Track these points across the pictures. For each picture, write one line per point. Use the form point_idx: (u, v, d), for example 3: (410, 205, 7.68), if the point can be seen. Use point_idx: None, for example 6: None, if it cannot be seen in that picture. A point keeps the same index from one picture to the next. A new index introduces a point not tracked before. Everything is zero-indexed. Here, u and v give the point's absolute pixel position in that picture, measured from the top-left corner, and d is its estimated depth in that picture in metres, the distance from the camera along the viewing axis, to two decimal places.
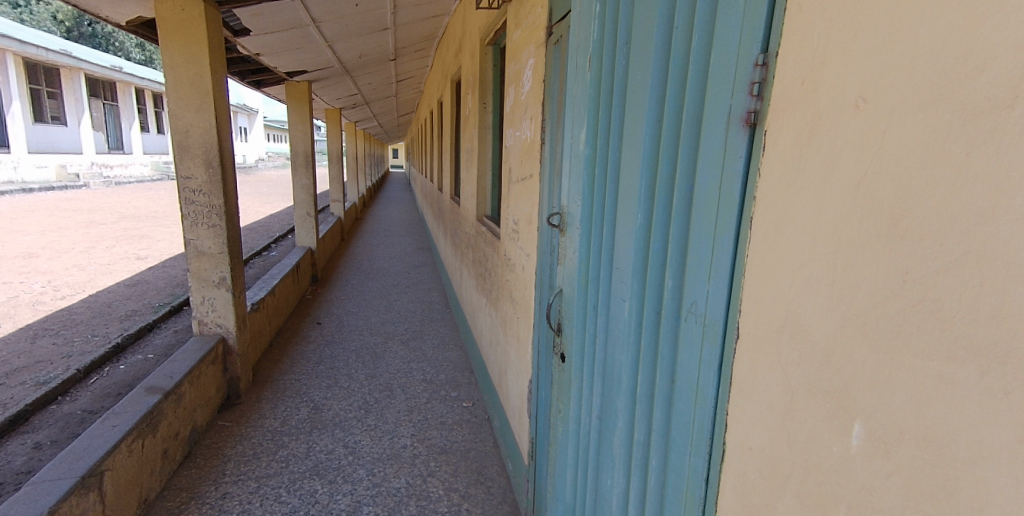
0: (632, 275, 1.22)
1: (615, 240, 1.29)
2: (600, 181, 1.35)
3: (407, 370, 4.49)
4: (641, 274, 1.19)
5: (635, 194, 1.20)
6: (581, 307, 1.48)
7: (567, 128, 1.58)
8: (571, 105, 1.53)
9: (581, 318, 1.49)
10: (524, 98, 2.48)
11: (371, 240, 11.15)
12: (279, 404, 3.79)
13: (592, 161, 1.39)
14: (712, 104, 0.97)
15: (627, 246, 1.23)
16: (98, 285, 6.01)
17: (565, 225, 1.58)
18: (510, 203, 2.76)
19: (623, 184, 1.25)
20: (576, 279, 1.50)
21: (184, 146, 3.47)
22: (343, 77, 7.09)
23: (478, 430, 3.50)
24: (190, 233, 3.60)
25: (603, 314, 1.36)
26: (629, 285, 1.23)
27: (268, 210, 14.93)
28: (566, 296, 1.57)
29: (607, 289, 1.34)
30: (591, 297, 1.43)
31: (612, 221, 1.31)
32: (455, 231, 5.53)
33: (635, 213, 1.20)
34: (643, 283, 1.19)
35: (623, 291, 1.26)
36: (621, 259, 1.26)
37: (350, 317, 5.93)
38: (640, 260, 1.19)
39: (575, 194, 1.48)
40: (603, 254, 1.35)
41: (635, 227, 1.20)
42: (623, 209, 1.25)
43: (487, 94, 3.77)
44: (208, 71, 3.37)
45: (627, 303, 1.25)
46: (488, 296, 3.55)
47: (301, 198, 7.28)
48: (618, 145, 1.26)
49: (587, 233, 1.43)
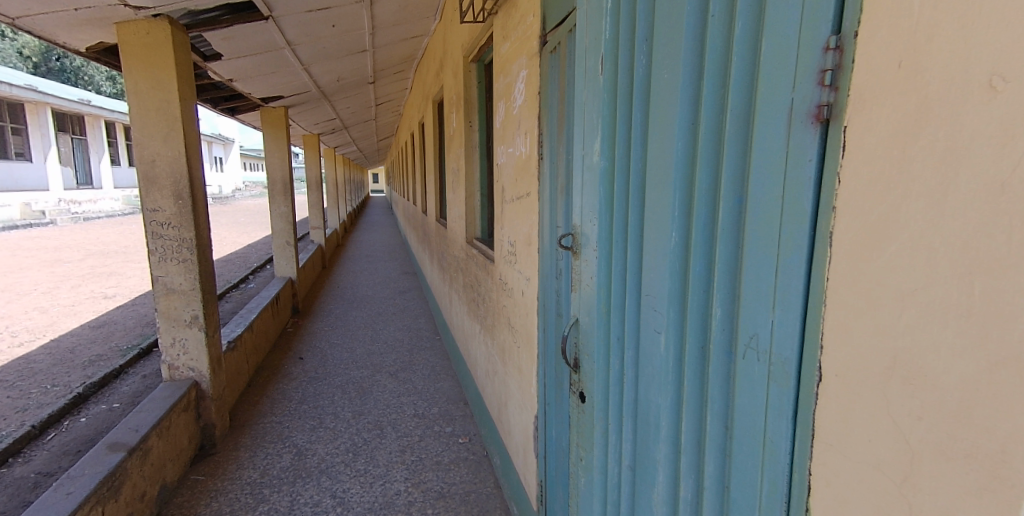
0: (668, 303, 1.05)
1: (643, 262, 1.13)
2: (622, 196, 1.19)
3: (396, 405, 4.22)
4: (680, 302, 1.03)
5: (667, 209, 1.04)
6: (601, 339, 1.30)
7: (576, 142, 1.42)
8: (579, 116, 1.38)
9: (601, 353, 1.31)
10: (515, 112, 2.35)
11: (353, 267, 10.86)
12: (259, 452, 3.49)
13: (608, 175, 1.23)
14: (766, 103, 0.82)
15: (660, 270, 1.07)
16: (61, 328, 5.64)
17: (578, 248, 1.41)
18: (505, 224, 2.60)
19: (650, 200, 1.09)
20: (593, 309, 1.32)
21: (150, 177, 3.23)
22: (321, 102, 6.93)
23: (477, 469, 3.26)
24: (158, 270, 3.34)
25: (631, 348, 1.19)
26: (664, 315, 1.06)
27: (246, 240, 14.55)
28: (583, 328, 1.39)
29: (636, 320, 1.17)
30: (614, 329, 1.25)
31: (638, 243, 1.15)
32: (442, 256, 5.35)
33: (668, 232, 1.04)
34: (683, 313, 1.02)
35: (657, 323, 1.09)
36: (652, 286, 1.10)
37: (334, 350, 5.65)
38: (678, 287, 1.03)
39: (590, 212, 1.32)
40: (629, 279, 1.19)
41: (669, 249, 1.04)
42: (653, 228, 1.09)
43: (472, 113, 3.64)
44: (177, 96, 3.17)
45: (662, 336, 1.07)
46: (482, 324, 3.36)
47: (279, 227, 7.01)
48: (643, 157, 1.11)
49: (606, 256, 1.26)
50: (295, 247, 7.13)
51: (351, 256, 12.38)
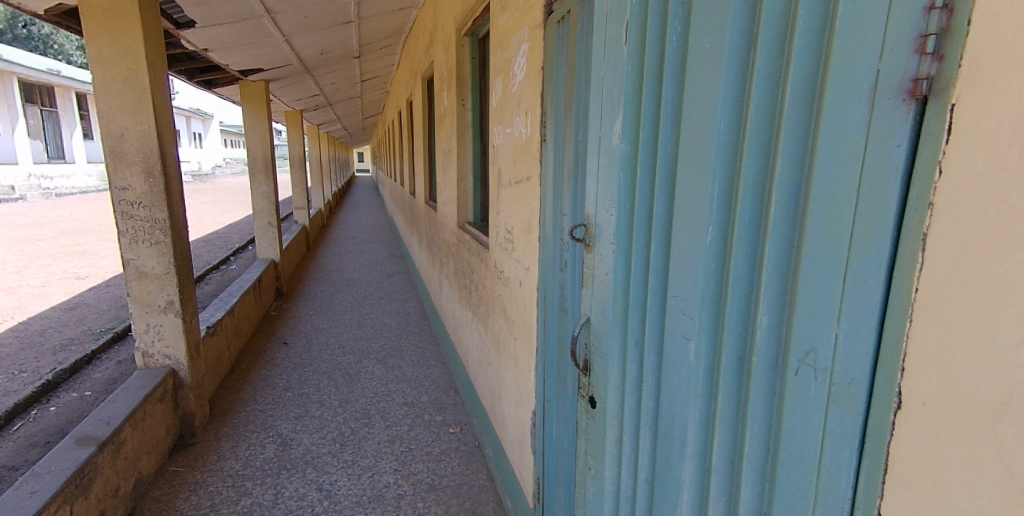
0: (700, 305, 0.92)
1: (671, 259, 1.00)
2: (645, 183, 1.06)
3: (385, 393, 4.11)
4: (716, 306, 0.90)
5: (703, 197, 0.91)
6: (617, 342, 1.18)
7: (591, 122, 1.28)
8: (596, 93, 1.24)
9: (614, 357, 1.19)
10: (514, 89, 2.19)
11: (338, 248, 10.63)
12: (241, 442, 3.36)
13: (630, 158, 1.09)
14: (840, 74, 0.68)
15: (691, 269, 0.94)
16: (30, 310, 5.36)
17: (591, 241, 1.28)
18: (501, 209, 2.46)
19: (681, 187, 0.96)
20: (608, 307, 1.20)
21: (117, 153, 2.99)
22: (304, 76, 6.61)
23: (468, 460, 3.18)
24: (128, 252, 3.12)
25: (653, 353, 1.07)
26: (695, 317, 0.94)
27: (227, 220, 14.14)
28: (594, 328, 1.27)
29: (660, 322, 1.05)
30: (632, 332, 1.13)
31: (666, 236, 1.02)
32: (431, 239, 5.20)
33: (703, 225, 0.91)
34: (719, 316, 0.90)
35: (686, 326, 0.97)
36: (681, 285, 0.97)
37: (319, 335, 5.49)
38: (714, 287, 0.90)
39: (606, 201, 1.18)
40: (652, 276, 1.06)
41: (704, 244, 0.91)
42: (685, 219, 0.96)
43: (465, 89, 3.45)
44: (146, 65, 2.92)
45: (692, 343, 0.95)
46: (475, 312, 3.24)
47: (261, 207, 6.74)
48: (675, 138, 0.98)
49: (626, 250, 1.13)
50: (278, 228, 6.89)
51: (336, 237, 12.11)
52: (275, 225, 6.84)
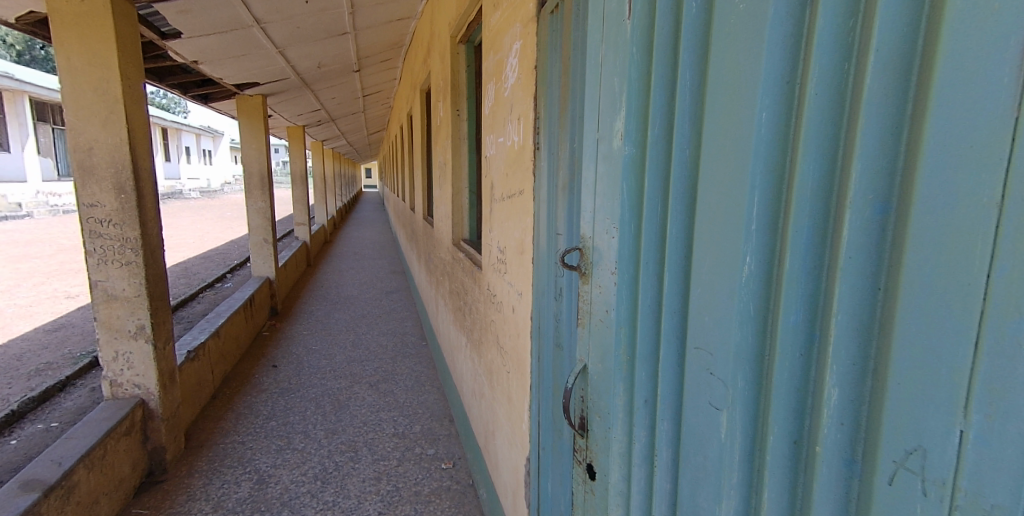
0: (732, 363, 0.67)
1: (695, 297, 0.75)
2: (655, 195, 0.82)
3: (375, 422, 3.84)
4: (756, 365, 0.65)
5: (735, 216, 0.66)
6: (620, 401, 0.92)
7: (587, 125, 1.05)
8: (594, 87, 1.00)
9: (616, 418, 0.93)
10: (507, 94, 1.97)
11: (339, 265, 10.44)
12: (214, 479, 3.10)
13: (636, 166, 0.85)
14: (961, 18, 0.43)
15: (722, 314, 0.69)
16: (13, 332, 5.16)
17: (588, 270, 1.03)
18: (493, 226, 2.22)
19: (706, 202, 0.72)
20: (608, 355, 0.95)
21: (86, 167, 2.80)
22: (302, 90, 6.49)
23: (461, 502, 2.89)
24: (97, 273, 2.91)
25: (668, 419, 0.82)
26: (726, 377, 0.69)
27: (230, 236, 14.04)
28: (593, 378, 1.01)
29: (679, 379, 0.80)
30: (639, 389, 0.88)
31: (683, 267, 0.77)
32: (429, 257, 4.97)
33: (736, 255, 0.66)
34: (763, 379, 0.65)
35: (714, 388, 0.71)
36: (707, 334, 0.72)
37: (311, 357, 5.25)
38: (753, 339, 0.65)
39: (605, 220, 0.94)
40: (664, 318, 0.81)
41: (742, 278, 0.66)
42: (711, 245, 0.71)
43: (460, 100, 3.25)
44: (119, 75, 2.75)
45: (721, 413, 0.70)
46: (468, 337, 2.99)
47: (256, 224, 6.56)
48: (698, 139, 0.74)
49: (631, 284, 0.88)
50: (274, 245, 6.70)
51: (338, 253, 11.93)
52: (271, 242, 6.65)
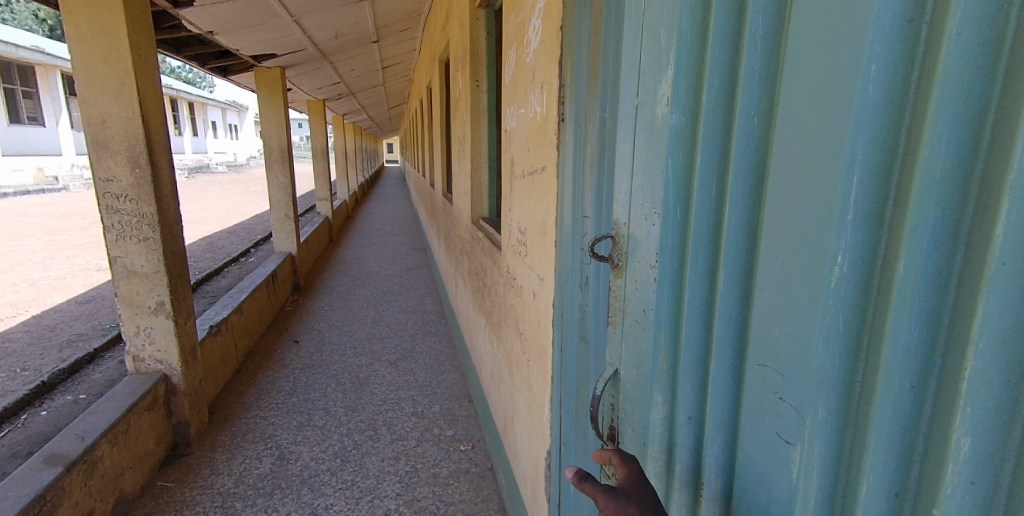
0: (812, 390, 0.54)
1: (767, 302, 0.61)
2: (709, 175, 0.68)
3: (394, 401, 3.82)
4: (843, 395, 0.51)
5: (822, 205, 0.52)
6: (659, 414, 0.80)
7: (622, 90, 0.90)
8: (632, 44, 0.85)
9: (654, 434, 0.82)
10: (529, 59, 1.80)
11: (361, 240, 10.47)
12: (236, 454, 3.13)
13: (685, 137, 0.70)
14: None
15: (806, 326, 0.54)
16: (47, 303, 5.32)
17: (621, 262, 0.90)
18: (513, 205, 2.08)
19: (783, 185, 0.57)
20: (644, 362, 0.83)
21: (100, 141, 2.75)
22: (321, 62, 6.35)
23: (479, 485, 2.85)
24: (115, 249, 2.89)
25: (719, 443, 0.70)
26: (802, 405, 0.56)
27: (255, 211, 14.20)
28: (626, 385, 0.89)
29: (737, 398, 0.67)
30: (682, 404, 0.75)
31: (749, 263, 0.64)
32: (448, 234, 4.87)
33: (822, 254, 0.52)
34: (856, 415, 0.50)
35: (787, 416, 0.58)
36: (777, 350, 0.59)
37: (332, 333, 5.28)
38: (839, 363, 0.51)
39: (643, 204, 0.81)
40: (717, 325, 0.68)
41: (829, 285, 0.51)
42: (788, 240, 0.57)
43: (480, 69, 3.07)
44: (129, 44, 2.66)
45: (795, 449, 0.57)
46: (487, 319, 2.89)
47: (278, 199, 6.55)
48: (771, 105, 0.59)
49: (674, 280, 0.74)
50: (295, 221, 6.70)
51: (360, 229, 11.96)
52: (292, 217, 6.65)
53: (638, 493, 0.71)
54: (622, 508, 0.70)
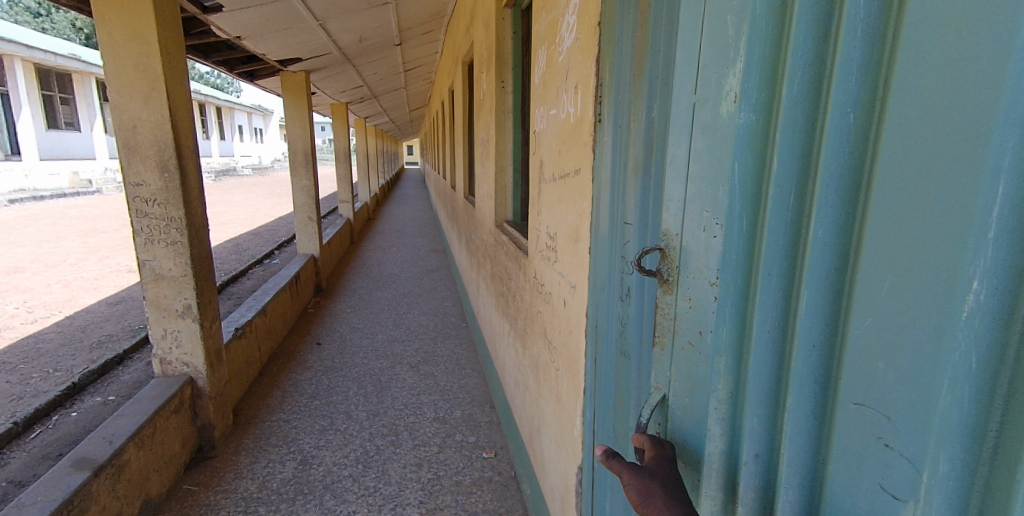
0: (932, 438, 0.48)
1: (867, 329, 0.55)
2: (789, 181, 0.63)
3: (415, 405, 3.78)
4: (973, 442, 0.46)
5: (949, 223, 0.46)
6: (715, 449, 0.77)
7: (677, 89, 0.85)
8: (690, 38, 0.80)
9: (708, 472, 0.78)
10: (561, 58, 1.73)
11: (382, 242, 10.52)
12: (259, 458, 3.12)
13: (756, 138, 0.66)
14: None
15: (929, 360, 0.48)
16: (79, 304, 5.44)
17: (672, 277, 0.86)
18: (542, 209, 2.01)
19: (892, 198, 0.51)
20: (698, 390, 0.80)
21: (131, 147, 2.77)
22: (344, 65, 6.39)
23: (503, 494, 2.79)
24: (145, 253, 2.92)
25: (796, 485, 0.66)
26: (914, 456, 0.50)
27: (277, 213, 14.41)
28: (676, 414, 0.87)
29: (819, 436, 0.63)
30: (748, 441, 0.72)
31: (845, 282, 0.58)
32: (470, 236, 4.82)
33: (949, 281, 0.46)
34: (994, 470, 0.44)
35: (895, 466, 0.52)
36: (883, 388, 0.53)
37: (353, 335, 5.27)
38: (969, 405, 0.45)
39: (698, 212, 0.77)
40: (797, 353, 0.64)
41: (958, 316, 0.45)
42: (897, 264, 0.51)
43: (506, 70, 3.01)
44: (159, 50, 2.67)
45: (905, 505, 0.51)
46: (512, 324, 2.82)
47: (301, 202, 6.61)
48: (879, 102, 0.53)
49: (740, 297, 0.71)
50: (318, 223, 6.75)
51: (380, 230, 12.03)
52: (315, 220, 6.70)
53: (661, 471, 0.77)
54: (644, 483, 0.75)
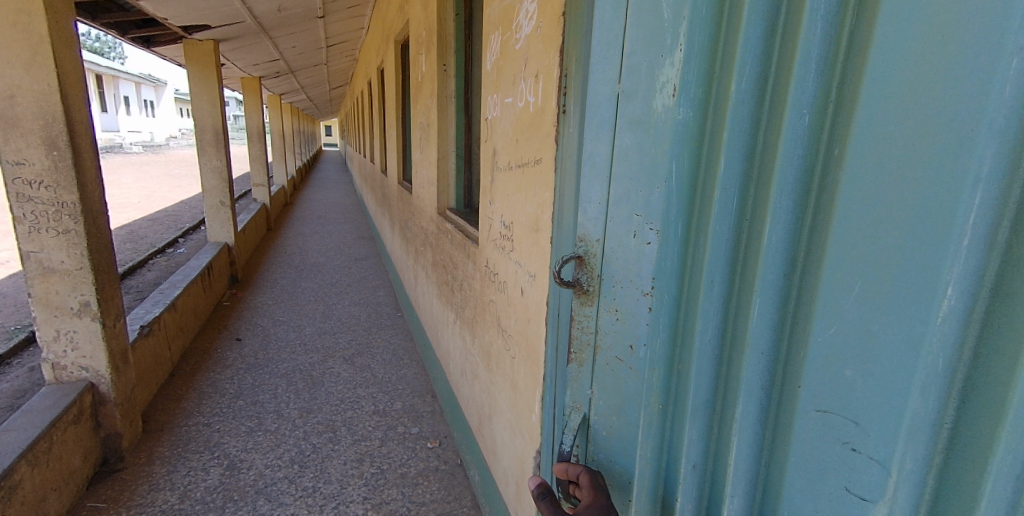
0: (901, 440, 0.47)
1: (830, 332, 0.53)
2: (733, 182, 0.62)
3: (352, 400, 3.63)
4: (932, 442, 0.46)
5: (923, 230, 0.44)
6: (645, 465, 0.81)
7: (599, 101, 0.91)
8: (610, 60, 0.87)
9: (640, 491, 0.82)
10: (519, 45, 1.71)
11: (303, 229, 9.90)
12: (178, 466, 2.85)
13: (691, 136, 0.67)
14: None
15: (895, 366, 0.47)
16: None
17: (591, 287, 0.93)
18: (495, 198, 2.00)
19: (861, 203, 0.49)
20: (626, 407, 0.87)
21: (7, 119, 2.36)
22: (259, 36, 5.86)
23: (451, 483, 2.79)
24: (29, 243, 2.52)
25: (744, 477, 0.66)
26: (882, 455, 0.49)
27: (178, 197, 13.05)
28: (600, 434, 0.94)
29: (768, 436, 0.63)
30: (687, 455, 0.73)
31: (805, 286, 0.57)
32: (405, 224, 4.68)
33: (921, 285, 0.45)
34: (950, 462, 0.45)
35: (862, 470, 0.51)
36: (849, 395, 0.52)
37: (278, 328, 4.95)
38: (935, 407, 0.45)
39: (627, 215, 0.82)
40: (748, 358, 0.63)
41: (930, 323, 0.44)
42: (866, 270, 0.49)
43: (447, 53, 2.92)
44: (42, 6, 2.29)
45: (873, 505, 0.51)
46: (458, 313, 2.80)
47: (211, 185, 6.03)
48: (842, 99, 0.51)
49: (673, 305, 0.73)
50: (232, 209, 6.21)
51: (301, 216, 11.32)
52: (228, 205, 6.15)
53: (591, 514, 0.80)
54: None
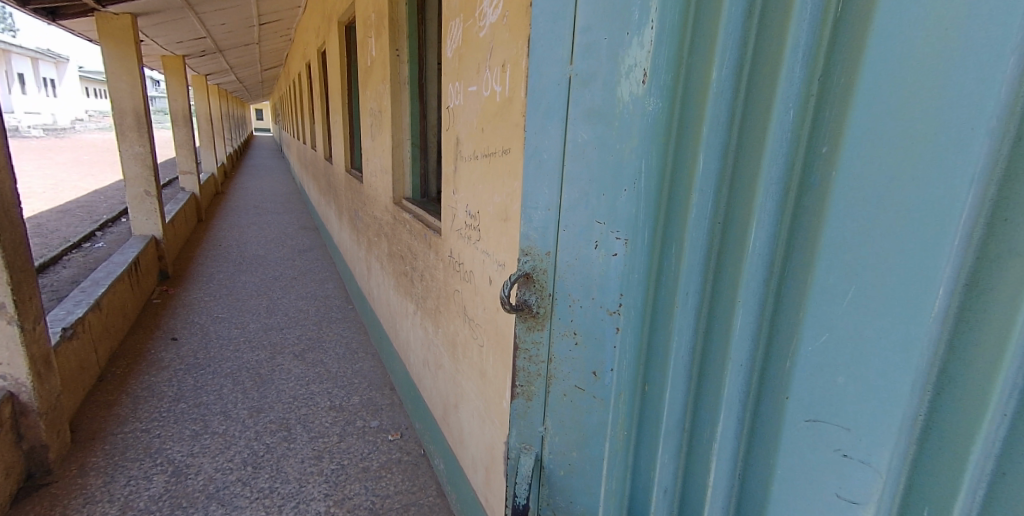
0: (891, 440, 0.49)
1: (824, 337, 0.55)
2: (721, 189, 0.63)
3: (306, 397, 3.52)
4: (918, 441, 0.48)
5: (917, 241, 0.46)
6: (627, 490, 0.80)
7: (548, 100, 0.90)
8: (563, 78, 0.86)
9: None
10: (485, 33, 1.70)
11: (238, 220, 9.34)
12: (117, 476, 2.66)
13: (661, 136, 0.68)
14: None
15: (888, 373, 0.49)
16: None
17: (542, 309, 0.93)
18: (459, 187, 2.00)
19: (859, 212, 0.50)
20: (588, 441, 0.89)
21: None
22: (184, 11, 5.41)
23: (415, 473, 2.79)
24: None
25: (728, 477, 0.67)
26: (874, 454, 0.51)
27: (89, 185, 11.85)
28: (558, 473, 0.96)
29: (757, 440, 0.65)
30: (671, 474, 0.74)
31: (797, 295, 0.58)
32: (354, 213, 4.53)
33: (914, 294, 0.46)
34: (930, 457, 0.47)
35: (856, 473, 0.53)
36: (843, 401, 0.53)
37: (217, 326, 4.68)
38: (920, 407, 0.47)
39: (587, 222, 0.81)
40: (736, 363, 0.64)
41: (920, 329, 0.46)
42: (858, 279, 0.51)
43: (400, 38, 2.84)
44: None
45: (864, 508, 0.53)
46: (418, 304, 2.77)
47: (134, 174, 5.54)
48: (832, 108, 0.52)
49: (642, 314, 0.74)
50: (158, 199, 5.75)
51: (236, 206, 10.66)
52: (154, 195, 5.68)
53: None
54: None
